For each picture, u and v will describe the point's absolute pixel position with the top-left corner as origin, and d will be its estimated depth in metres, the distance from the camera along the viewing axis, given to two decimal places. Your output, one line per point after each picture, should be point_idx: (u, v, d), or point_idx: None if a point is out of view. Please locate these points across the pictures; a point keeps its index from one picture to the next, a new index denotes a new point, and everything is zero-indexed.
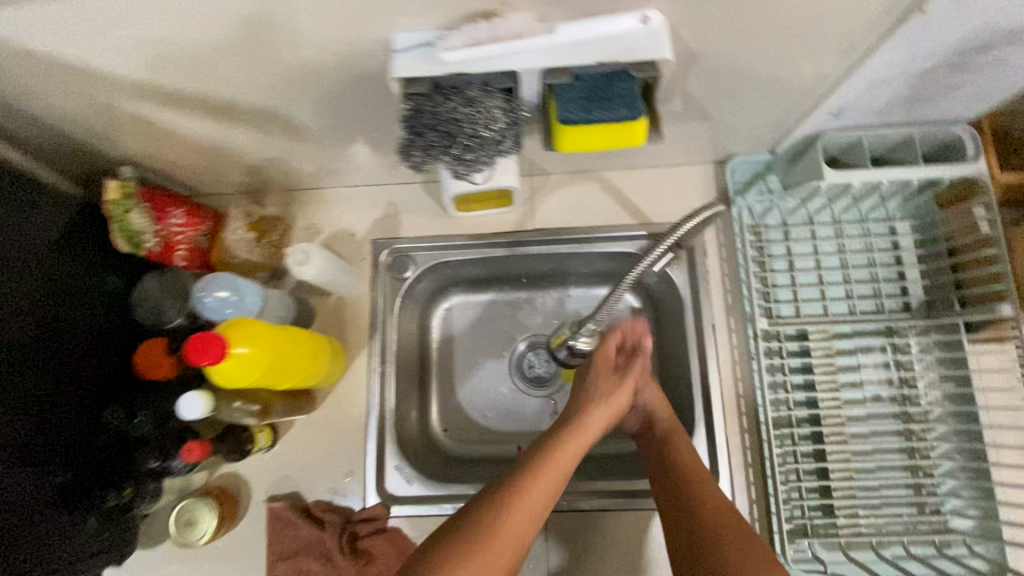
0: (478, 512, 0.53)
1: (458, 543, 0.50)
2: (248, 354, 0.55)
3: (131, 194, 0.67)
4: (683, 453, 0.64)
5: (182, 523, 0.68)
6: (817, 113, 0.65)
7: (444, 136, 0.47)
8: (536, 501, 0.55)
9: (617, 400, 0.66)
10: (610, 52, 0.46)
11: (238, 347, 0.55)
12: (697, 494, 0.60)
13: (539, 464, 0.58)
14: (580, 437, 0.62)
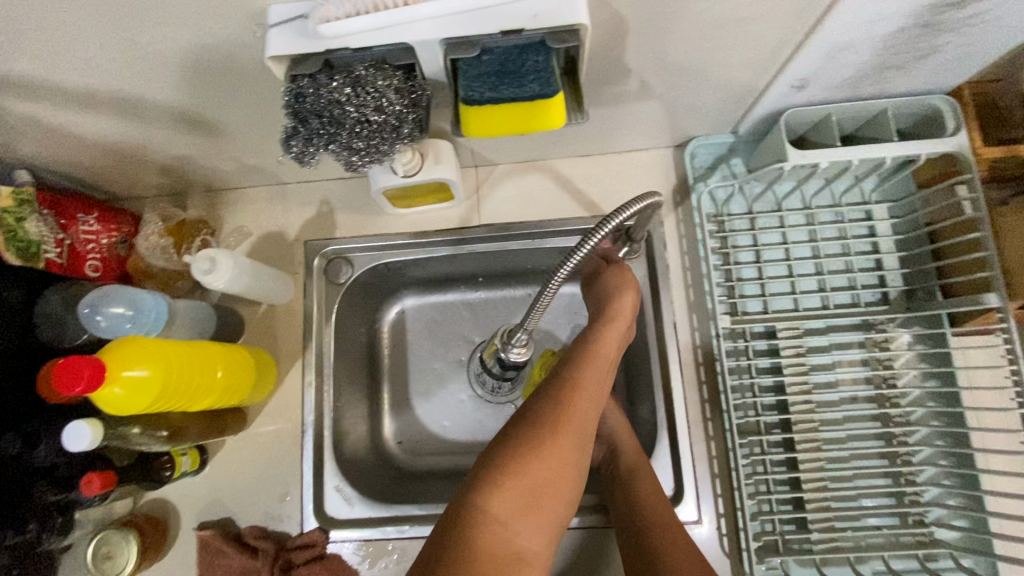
0: (492, 469, 0.41)
1: (471, 516, 0.39)
2: (137, 378, 0.50)
3: (26, 200, 0.60)
4: (648, 491, 0.60)
5: (100, 557, 0.62)
6: (777, 85, 0.58)
7: (329, 123, 0.41)
8: (575, 434, 0.45)
9: (624, 317, 0.55)
10: (514, 19, 0.40)
11: (127, 367, 0.49)
12: (661, 540, 0.56)
13: (557, 399, 0.45)
14: (596, 360, 0.50)
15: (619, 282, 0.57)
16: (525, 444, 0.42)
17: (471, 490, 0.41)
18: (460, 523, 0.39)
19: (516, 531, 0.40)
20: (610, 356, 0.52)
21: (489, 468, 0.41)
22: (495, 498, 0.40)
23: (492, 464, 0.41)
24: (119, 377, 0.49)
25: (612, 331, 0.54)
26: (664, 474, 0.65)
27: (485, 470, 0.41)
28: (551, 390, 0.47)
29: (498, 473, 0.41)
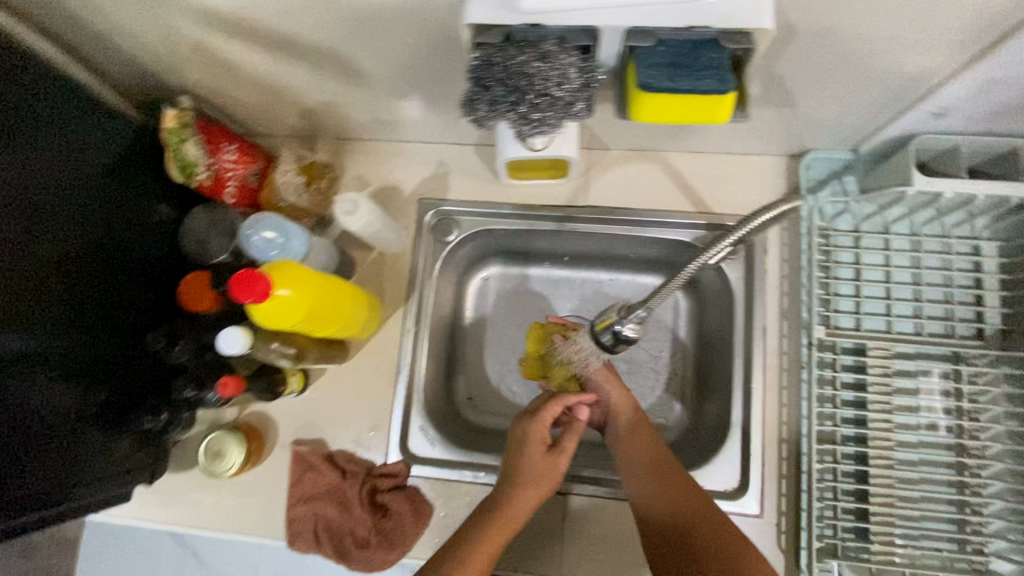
0: (446, 561, 0.56)
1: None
2: (288, 298, 0.55)
3: (187, 123, 0.66)
4: (645, 441, 0.66)
5: (211, 454, 0.70)
6: (915, 111, 0.59)
7: (512, 92, 0.44)
8: (520, 513, 0.60)
9: (539, 438, 0.65)
10: (701, 17, 0.41)
11: (280, 287, 0.54)
12: (659, 479, 0.62)
13: (507, 494, 0.61)
14: (539, 472, 0.63)
15: (542, 413, 0.66)
16: (473, 538, 0.58)
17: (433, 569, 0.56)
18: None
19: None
20: (557, 474, 0.63)
21: (449, 560, 0.56)
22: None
23: (451, 554, 0.57)
24: (276, 296, 0.54)
25: (541, 424, 0.66)
26: (731, 466, 0.69)
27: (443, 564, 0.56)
28: (509, 485, 0.62)
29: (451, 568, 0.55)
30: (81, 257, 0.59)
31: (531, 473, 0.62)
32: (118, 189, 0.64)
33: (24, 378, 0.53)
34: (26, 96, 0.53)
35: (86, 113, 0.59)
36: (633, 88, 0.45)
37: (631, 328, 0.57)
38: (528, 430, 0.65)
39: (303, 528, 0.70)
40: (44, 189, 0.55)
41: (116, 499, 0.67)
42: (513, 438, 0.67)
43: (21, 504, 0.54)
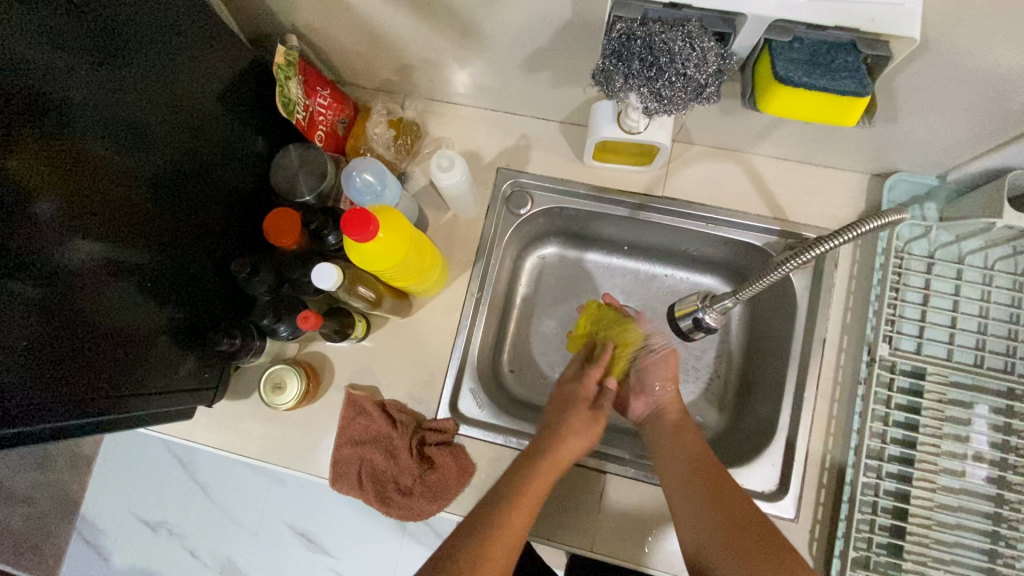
0: (506, 492, 0.59)
1: (493, 511, 0.57)
2: (389, 245, 0.57)
3: (292, 62, 0.67)
4: (687, 439, 0.66)
5: (271, 386, 0.72)
6: (1018, 144, 0.60)
7: (649, 67, 0.45)
8: (559, 466, 0.62)
9: (585, 396, 0.69)
10: (849, 18, 0.43)
11: (385, 232, 0.56)
12: (697, 479, 0.61)
13: (553, 448, 0.63)
14: (586, 423, 0.66)
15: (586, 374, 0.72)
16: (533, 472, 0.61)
17: (488, 499, 0.59)
18: (478, 523, 0.56)
19: (513, 532, 0.56)
20: (597, 426, 0.67)
21: (502, 490, 0.59)
22: (511, 517, 0.56)
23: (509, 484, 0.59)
24: (382, 239, 0.56)
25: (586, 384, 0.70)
26: (772, 469, 0.70)
27: (494, 494, 0.59)
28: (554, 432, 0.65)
29: (508, 495, 0.58)
30: (179, 179, 0.61)
31: (575, 422, 0.66)
32: (220, 115, 0.65)
33: (118, 281, 0.55)
34: (160, 10, 0.54)
35: (207, 38, 0.61)
36: (767, 80, 0.46)
37: (712, 317, 0.65)
38: (573, 389, 0.70)
39: (348, 470, 0.71)
40: (156, 102, 0.56)
41: (178, 416, 0.69)
42: (555, 398, 0.71)
43: (101, 402, 0.55)
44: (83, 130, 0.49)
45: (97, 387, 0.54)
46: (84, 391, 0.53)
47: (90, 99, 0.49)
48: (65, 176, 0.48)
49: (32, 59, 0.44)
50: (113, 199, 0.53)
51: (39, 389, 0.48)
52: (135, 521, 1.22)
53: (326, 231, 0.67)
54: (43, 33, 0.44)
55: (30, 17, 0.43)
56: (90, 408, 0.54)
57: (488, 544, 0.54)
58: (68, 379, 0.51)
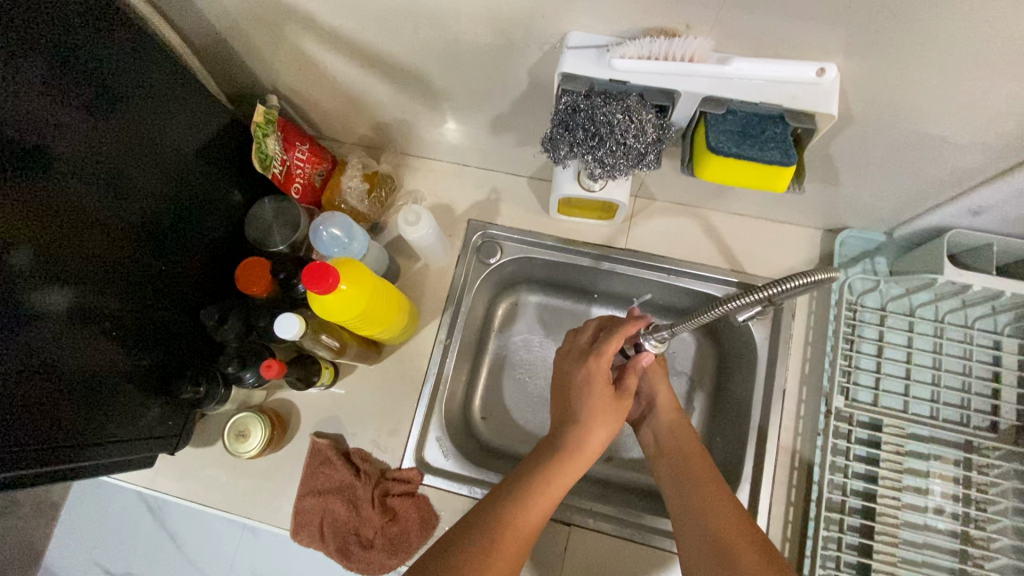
0: (527, 485, 0.57)
1: (508, 505, 0.56)
2: (353, 297, 0.59)
3: (271, 120, 0.70)
4: (680, 438, 0.68)
5: (235, 434, 0.72)
6: (952, 206, 0.63)
7: (592, 137, 0.48)
8: (584, 457, 0.61)
9: (605, 377, 0.64)
10: (773, 96, 0.47)
11: (346, 284, 0.58)
12: (693, 489, 0.60)
13: (579, 435, 0.61)
14: (599, 412, 0.62)
15: (607, 351, 0.64)
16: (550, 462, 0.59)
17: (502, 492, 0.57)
18: (492, 521, 0.54)
19: (525, 534, 0.54)
20: (625, 406, 0.64)
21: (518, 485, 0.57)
22: (524, 514, 0.55)
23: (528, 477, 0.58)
24: (347, 290, 0.58)
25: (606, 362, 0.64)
26: None
27: (507, 489, 0.58)
28: (572, 426, 0.62)
29: (525, 488, 0.57)
30: (151, 227, 0.63)
31: (600, 404, 0.63)
32: (200, 170, 0.69)
33: (86, 329, 0.56)
34: (138, 72, 0.57)
35: (192, 102, 0.65)
36: (702, 149, 0.49)
37: (653, 343, 0.64)
38: (592, 369, 0.64)
39: (309, 521, 0.71)
40: (137, 159, 0.59)
41: (139, 465, 0.68)
42: (571, 375, 0.66)
43: (61, 452, 0.55)
44: (64, 186, 0.52)
45: (53, 438, 0.54)
46: (39, 443, 0.53)
47: (73, 157, 0.52)
48: (43, 230, 0.50)
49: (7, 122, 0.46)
50: (88, 249, 0.55)
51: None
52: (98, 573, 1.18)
53: (294, 279, 0.69)
54: (20, 96, 0.46)
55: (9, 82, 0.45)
56: (44, 461, 0.53)
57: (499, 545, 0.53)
58: (23, 432, 0.51)
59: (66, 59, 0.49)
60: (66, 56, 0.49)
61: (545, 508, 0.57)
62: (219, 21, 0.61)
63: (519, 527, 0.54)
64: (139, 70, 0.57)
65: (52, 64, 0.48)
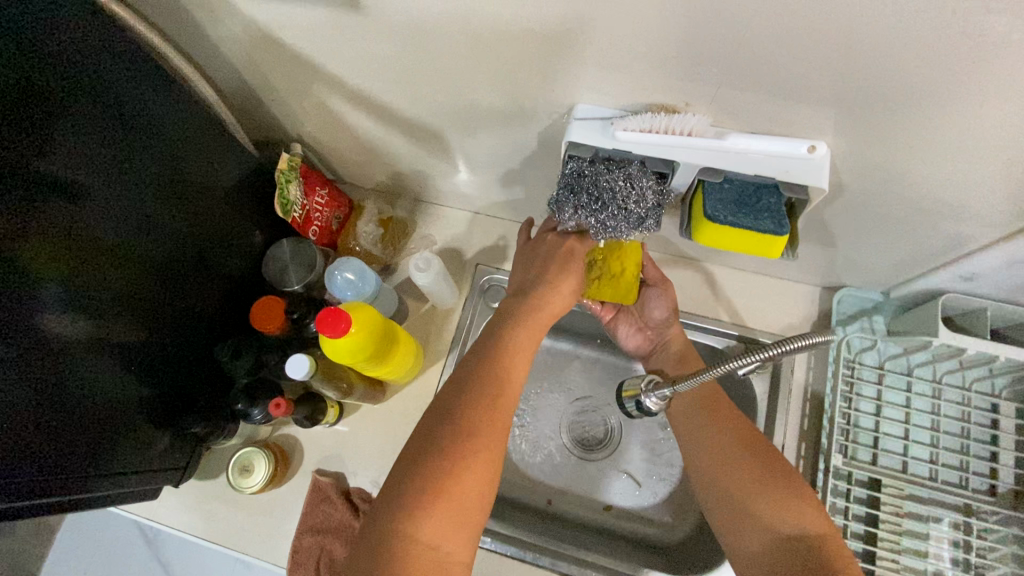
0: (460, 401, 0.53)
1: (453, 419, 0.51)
2: (359, 341, 0.61)
3: (294, 168, 0.74)
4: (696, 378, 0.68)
5: (239, 468, 0.73)
6: (946, 271, 0.65)
7: (595, 201, 0.52)
8: (546, 310, 0.63)
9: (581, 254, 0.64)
10: (768, 168, 0.49)
11: (355, 328, 0.60)
12: (718, 439, 0.61)
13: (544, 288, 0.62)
14: (535, 327, 0.61)
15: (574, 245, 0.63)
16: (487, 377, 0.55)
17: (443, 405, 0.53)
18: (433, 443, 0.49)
19: (493, 444, 0.51)
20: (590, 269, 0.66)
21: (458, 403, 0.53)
22: (472, 427, 0.51)
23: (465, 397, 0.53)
24: (354, 335, 0.60)
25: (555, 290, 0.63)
26: None
27: (446, 412, 0.52)
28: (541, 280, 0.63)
29: (466, 403, 0.52)
30: (173, 263, 0.66)
31: (564, 268, 0.63)
32: (224, 211, 0.72)
33: (102, 360, 0.58)
34: (172, 120, 0.61)
35: (221, 148, 0.69)
36: (699, 215, 0.52)
37: (654, 401, 0.60)
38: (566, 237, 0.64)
39: (306, 560, 0.71)
40: (164, 200, 0.63)
41: (142, 496, 0.69)
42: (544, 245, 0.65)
43: (68, 479, 0.56)
44: (93, 226, 0.55)
45: (64, 465, 0.55)
46: (48, 471, 0.54)
47: (103, 198, 0.55)
48: (70, 266, 0.53)
49: (47, 162, 0.50)
50: (111, 284, 0.58)
51: (9, 467, 0.50)
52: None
53: (307, 319, 0.72)
54: (62, 140, 0.50)
55: (52, 126, 0.50)
56: (50, 489, 0.54)
57: (459, 459, 0.48)
58: (33, 458, 0.52)
59: (108, 105, 0.54)
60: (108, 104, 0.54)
61: (497, 418, 0.53)
62: (253, 77, 0.66)
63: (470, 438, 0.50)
64: (172, 118, 0.61)
65: (95, 111, 0.53)
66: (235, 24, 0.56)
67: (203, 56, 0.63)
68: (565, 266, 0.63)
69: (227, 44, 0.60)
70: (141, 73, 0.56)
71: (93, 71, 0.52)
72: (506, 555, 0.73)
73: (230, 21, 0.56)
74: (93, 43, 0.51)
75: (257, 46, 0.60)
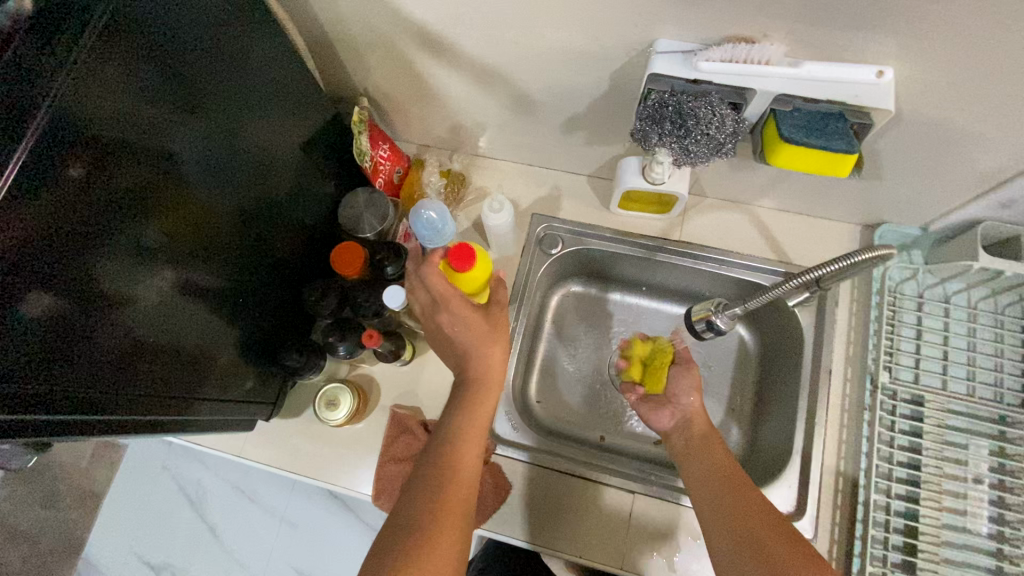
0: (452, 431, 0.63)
1: (446, 460, 0.61)
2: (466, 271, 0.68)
3: (366, 120, 0.78)
4: (717, 454, 0.69)
5: (325, 402, 0.78)
6: (985, 199, 0.70)
7: (679, 127, 0.57)
8: (490, 381, 0.66)
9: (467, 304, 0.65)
10: (840, 94, 0.54)
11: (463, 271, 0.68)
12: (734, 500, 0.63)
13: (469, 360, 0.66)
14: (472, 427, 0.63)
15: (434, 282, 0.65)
16: (466, 415, 0.64)
17: (413, 506, 0.58)
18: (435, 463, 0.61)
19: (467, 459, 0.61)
20: (493, 331, 0.67)
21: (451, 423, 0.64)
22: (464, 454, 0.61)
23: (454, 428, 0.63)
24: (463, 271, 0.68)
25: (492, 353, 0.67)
26: (789, 490, 0.76)
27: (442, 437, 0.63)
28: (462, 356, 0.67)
29: (458, 436, 0.62)
30: (249, 203, 0.67)
31: (474, 343, 0.66)
32: (298, 160, 0.75)
33: (199, 300, 0.61)
34: (256, 66, 0.63)
35: (297, 94, 0.71)
36: (775, 140, 0.57)
37: (724, 320, 0.74)
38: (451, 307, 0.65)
39: (390, 486, 0.77)
40: (248, 147, 0.65)
41: (235, 428, 0.74)
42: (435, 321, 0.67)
43: (178, 407, 0.60)
44: (193, 169, 0.57)
45: (170, 396, 0.58)
46: (164, 405, 0.58)
47: (200, 143, 0.57)
48: (176, 207, 0.55)
49: (149, 105, 0.50)
50: (206, 228, 0.60)
51: (134, 392, 0.53)
52: (139, 564, 1.24)
53: (384, 262, 0.76)
54: (154, 75, 0.50)
55: (144, 60, 0.49)
56: (164, 417, 0.58)
57: (454, 486, 0.59)
58: (151, 393, 0.56)
59: (189, 38, 0.53)
60: (190, 38, 0.53)
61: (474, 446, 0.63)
62: (332, 25, 0.69)
63: (461, 465, 0.60)
64: (257, 64, 0.63)
65: (191, 55, 0.54)
66: None
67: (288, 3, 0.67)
68: (471, 337, 0.66)
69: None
70: (232, 12, 0.57)
71: (180, 11, 0.51)
72: (575, 478, 0.78)
73: None
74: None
75: None
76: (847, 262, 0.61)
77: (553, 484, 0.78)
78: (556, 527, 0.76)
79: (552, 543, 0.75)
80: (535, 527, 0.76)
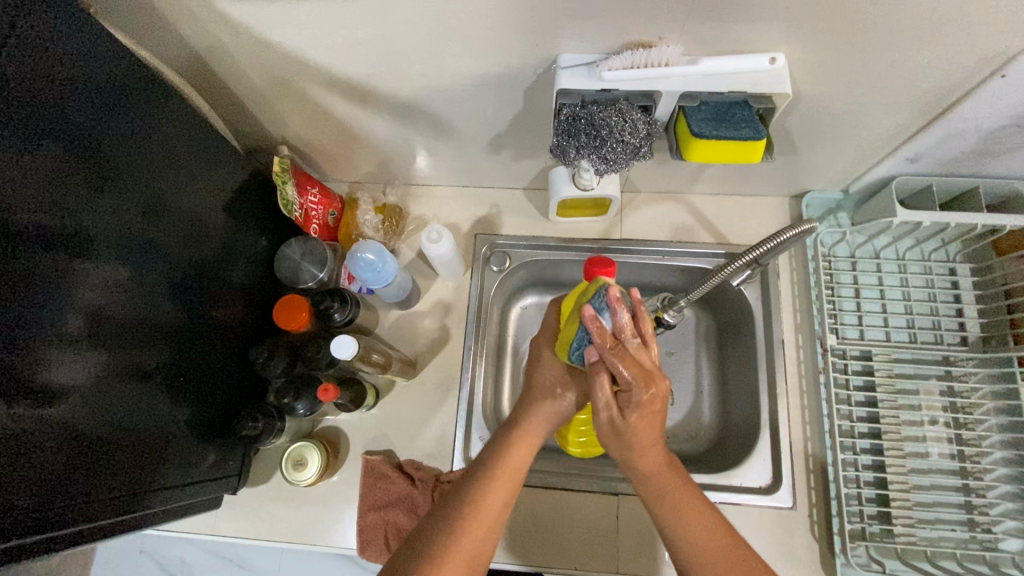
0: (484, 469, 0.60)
1: (471, 492, 0.58)
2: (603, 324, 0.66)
3: (287, 169, 0.76)
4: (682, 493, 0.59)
5: (293, 462, 0.76)
6: (893, 158, 0.74)
7: (595, 138, 0.59)
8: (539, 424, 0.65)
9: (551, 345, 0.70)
10: (738, 84, 0.57)
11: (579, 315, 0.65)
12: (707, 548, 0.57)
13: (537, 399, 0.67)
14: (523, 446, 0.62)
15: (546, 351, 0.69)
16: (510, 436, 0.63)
17: (424, 538, 0.54)
18: (457, 504, 0.57)
19: (502, 482, 0.59)
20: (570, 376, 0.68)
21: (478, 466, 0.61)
22: (486, 496, 0.57)
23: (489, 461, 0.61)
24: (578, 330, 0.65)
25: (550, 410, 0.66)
26: (763, 464, 0.77)
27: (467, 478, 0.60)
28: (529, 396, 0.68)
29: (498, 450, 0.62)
30: (178, 271, 0.64)
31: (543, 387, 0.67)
32: (224, 221, 0.73)
33: (137, 384, 0.57)
34: (161, 133, 0.60)
35: (211, 153, 0.69)
36: (688, 137, 0.59)
37: (672, 314, 0.76)
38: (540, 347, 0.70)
39: (375, 535, 0.74)
40: (167, 215, 0.62)
41: (202, 509, 0.71)
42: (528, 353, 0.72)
43: (127, 499, 0.56)
44: (108, 250, 0.53)
45: (116, 493, 0.55)
46: (111, 503, 0.54)
47: (113, 221, 0.54)
48: (94, 293, 0.52)
49: (50, 195, 0.47)
50: (132, 308, 0.57)
51: (71, 499, 0.50)
52: None
53: (330, 308, 0.76)
54: (53, 164, 0.47)
55: (41, 148, 0.46)
56: (115, 516, 0.55)
57: (464, 532, 0.54)
58: (94, 496, 0.52)
59: (92, 114, 0.51)
60: (85, 117, 0.50)
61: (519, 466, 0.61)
62: (234, 79, 0.67)
63: (482, 510, 0.56)
64: (162, 129, 0.60)
65: (89, 132, 0.51)
66: (220, 29, 0.58)
67: (181, 63, 0.64)
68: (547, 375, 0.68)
69: (192, 34, 0.60)
70: (125, 82, 0.55)
71: (74, 96, 0.49)
72: (559, 490, 0.78)
73: (214, 27, 0.58)
74: (75, 65, 0.49)
75: (239, 47, 0.61)
76: (779, 239, 0.63)
77: (538, 500, 0.78)
78: (549, 542, 0.76)
79: (547, 561, 0.75)
80: (527, 548, 0.76)
